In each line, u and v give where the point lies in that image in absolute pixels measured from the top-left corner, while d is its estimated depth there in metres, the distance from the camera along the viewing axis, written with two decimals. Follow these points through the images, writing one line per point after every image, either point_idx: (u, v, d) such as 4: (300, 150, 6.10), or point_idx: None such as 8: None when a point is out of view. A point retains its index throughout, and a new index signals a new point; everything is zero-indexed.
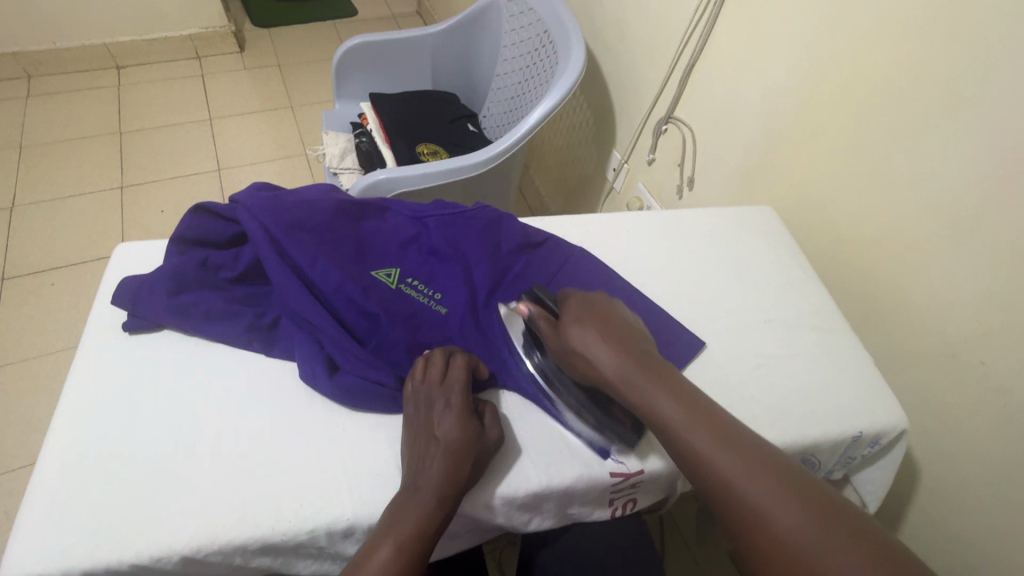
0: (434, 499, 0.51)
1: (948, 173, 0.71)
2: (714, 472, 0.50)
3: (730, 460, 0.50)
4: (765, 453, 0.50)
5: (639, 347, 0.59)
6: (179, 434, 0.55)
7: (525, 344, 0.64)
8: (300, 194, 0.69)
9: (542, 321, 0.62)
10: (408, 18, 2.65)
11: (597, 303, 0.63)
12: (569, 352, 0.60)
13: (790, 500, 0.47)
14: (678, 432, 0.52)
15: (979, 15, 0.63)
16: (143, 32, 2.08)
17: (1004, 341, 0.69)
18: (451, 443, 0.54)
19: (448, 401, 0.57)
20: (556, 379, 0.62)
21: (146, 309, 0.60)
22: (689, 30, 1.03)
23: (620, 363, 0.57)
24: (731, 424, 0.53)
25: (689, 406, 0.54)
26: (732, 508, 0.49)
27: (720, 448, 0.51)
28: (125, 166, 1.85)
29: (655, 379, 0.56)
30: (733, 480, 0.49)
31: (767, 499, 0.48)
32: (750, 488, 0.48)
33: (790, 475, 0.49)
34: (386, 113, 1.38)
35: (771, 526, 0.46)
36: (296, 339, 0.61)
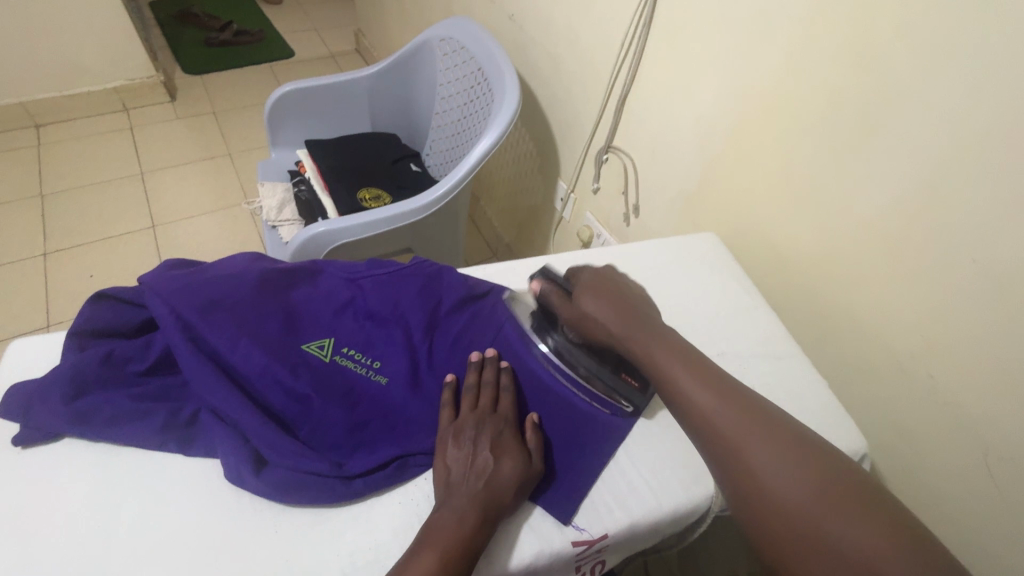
0: (480, 520, 0.51)
1: (876, 193, 0.72)
2: (732, 445, 0.52)
3: (748, 435, 0.52)
4: (748, 399, 0.55)
5: (646, 314, 0.65)
6: (82, 563, 0.48)
7: (536, 325, 0.67)
8: (218, 267, 0.65)
9: (553, 295, 0.67)
10: (347, 56, 2.63)
11: (602, 274, 0.69)
12: (580, 317, 0.64)
13: (803, 471, 0.49)
14: (693, 401, 0.56)
15: (884, 44, 0.66)
16: (63, 88, 1.98)
17: (947, 355, 0.70)
18: (503, 470, 0.55)
19: (499, 427, 0.58)
20: (568, 352, 0.65)
21: (39, 419, 0.53)
22: (618, 64, 1.05)
23: (625, 321, 0.63)
24: (744, 390, 0.56)
25: (706, 379, 0.57)
26: (741, 479, 0.51)
27: (738, 422, 0.53)
28: (48, 231, 1.73)
29: (669, 350, 0.60)
30: (748, 451, 0.51)
31: (741, 433, 0.52)
32: (768, 464, 0.50)
33: (808, 450, 0.51)
34: (323, 160, 1.34)
35: (744, 454, 0.51)
36: (217, 434, 0.55)
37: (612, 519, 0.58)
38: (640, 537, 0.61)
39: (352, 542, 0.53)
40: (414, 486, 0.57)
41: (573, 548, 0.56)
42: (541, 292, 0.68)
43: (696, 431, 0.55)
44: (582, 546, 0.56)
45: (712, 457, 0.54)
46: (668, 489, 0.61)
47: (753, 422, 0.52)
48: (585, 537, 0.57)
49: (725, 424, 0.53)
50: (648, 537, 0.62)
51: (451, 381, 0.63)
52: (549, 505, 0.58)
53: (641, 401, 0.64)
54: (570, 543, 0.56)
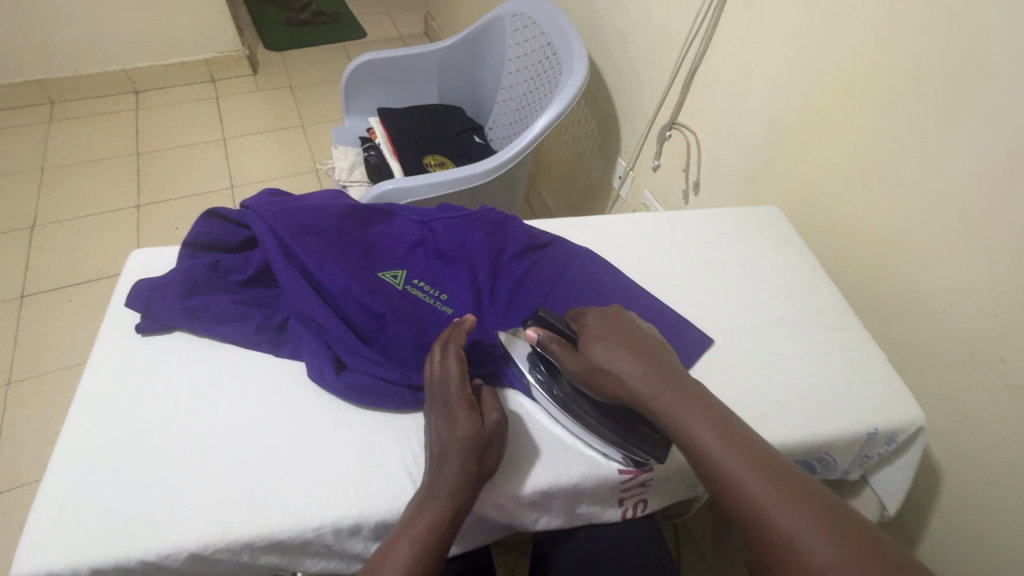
0: (454, 497, 0.51)
1: (955, 169, 0.71)
2: (774, 527, 0.45)
3: (785, 508, 0.45)
4: (799, 481, 0.47)
5: (665, 362, 0.57)
6: (188, 434, 0.56)
7: (533, 366, 0.62)
8: (308, 199, 0.71)
9: (554, 344, 0.59)
10: (415, 38, 2.72)
11: (614, 321, 0.60)
12: (592, 372, 0.56)
13: (866, 561, 0.41)
14: (739, 486, 0.47)
15: (978, 14, 0.64)
16: (161, 58, 2.15)
17: (1020, 337, 0.68)
18: (460, 439, 0.53)
19: (446, 398, 0.56)
20: (573, 401, 0.59)
21: (158, 311, 0.61)
22: (690, 39, 1.05)
23: (654, 381, 0.54)
24: (799, 475, 0.48)
25: (740, 445, 0.49)
26: (789, 570, 0.43)
27: (776, 494, 0.46)
28: (142, 186, 1.90)
29: (705, 419, 0.51)
30: (790, 531, 0.44)
31: (803, 534, 0.44)
32: (819, 549, 0.42)
33: (862, 530, 0.43)
34: (394, 127, 1.41)
35: (812, 565, 0.42)
36: (303, 339, 0.62)
37: None
38: (681, 476, 0.63)
39: (415, 446, 0.58)
40: None
41: (620, 476, 0.60)
42: (540, 340, 0.60)
43: (729, 504, 0.48)
44: (627, 475, 0.60)
45: (747, 535, 0.47)
46: None
47: (791, 497, 0.46)
48: (631, 466, 0.60)
49: (763, 500, 0.46)
50: (692, 479, 0.65)
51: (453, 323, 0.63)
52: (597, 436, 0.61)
53: (660, 454, 0.57)
54: (617, 470, 0.60)
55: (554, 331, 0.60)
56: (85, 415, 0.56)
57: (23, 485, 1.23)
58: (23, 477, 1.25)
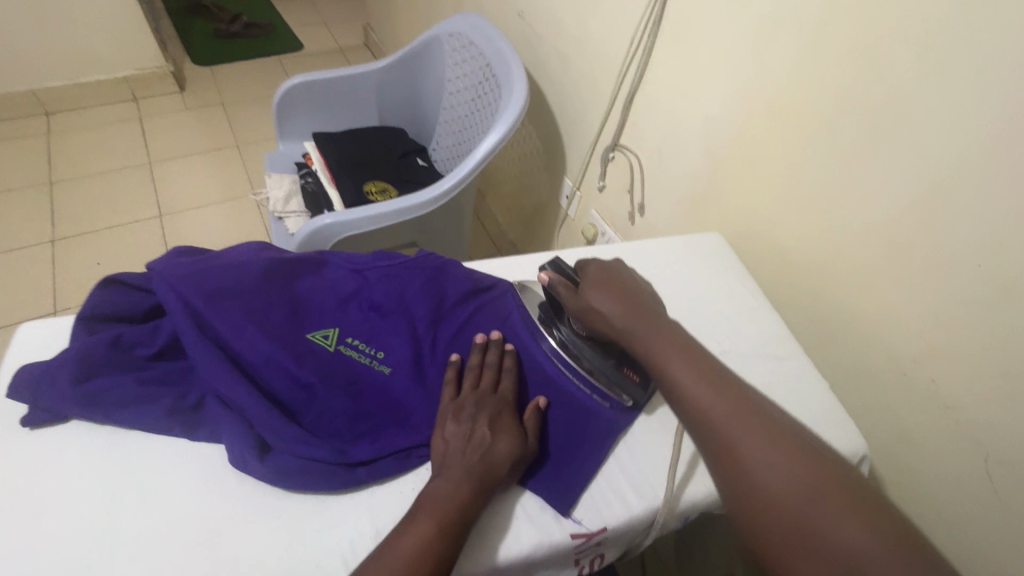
0: (471, 494, 0.52)
1: (881, 198, 0.72)
2: (718, 430, 0.52)
3: (729, 415, 0.52)
4: (737, 387, 0.55)
5: (651, 307, 0.64)
6: (85, 544, 0.49)
7: (546, 317, 0.68)
8: (225, 256, 0.65)
9: (561, 287, 0.66)
10: (355, 50, 2.63)
11: (613, 270, 0.68)
12: (588, 311, 0.64)
13: (775, 442, 0.50)
14: (688, 394, 0.55)
15: (895, 49, 0.65)
16: (74, 77, 1.99)
17: (949, 359, 0.70)
18: (493, 448, 0.55)
19: (497, 417, 0.58)
20: (574, 345, 0.66)
21: (47, 401, 0.54)
22: (626, 62, 1.05)
23: (633, 318, 0.62)
24: (739, 384, 0.56)
25: (702, 368, 0.57)
26: (727, 463, 0.51)
27: (723, 404, 0.53)
28: (57, 218, 1.74)
29: (669, 342, 0.59)
30: (731, 432, 0.52)
31: (733, 425, 0.52)
32: (749, 445, 0.50)
33: (789, 433, 0.51)
34: (331, 153, 1.35)
35: (736, 446, 0.51)
36: (221, 419, 0.56)
37: (610, 513, 0.59)
38: (637, 530, 0.61)
39: (352, 530, 0.53)
40: (416, 476, 0.58)
41: (572, 540, 0.57)
42: (550, 283, 0.67)
43: (681, 411, 0.56)
44: (580, 539, 0.57)
45: (697, 438, 0.54)
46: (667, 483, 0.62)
47: (736, 406, 0.53)
48: (583, 529, 0.58)
49: (710, 407, 0.53)
50: (647, 532, 0.63)
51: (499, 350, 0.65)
52: (553, 498, 0.58)
53: (640, 396, 0.65)
54: (569, 535, 0.57)
55: (564, 276, 0.68)
56: None
57: None
58: None
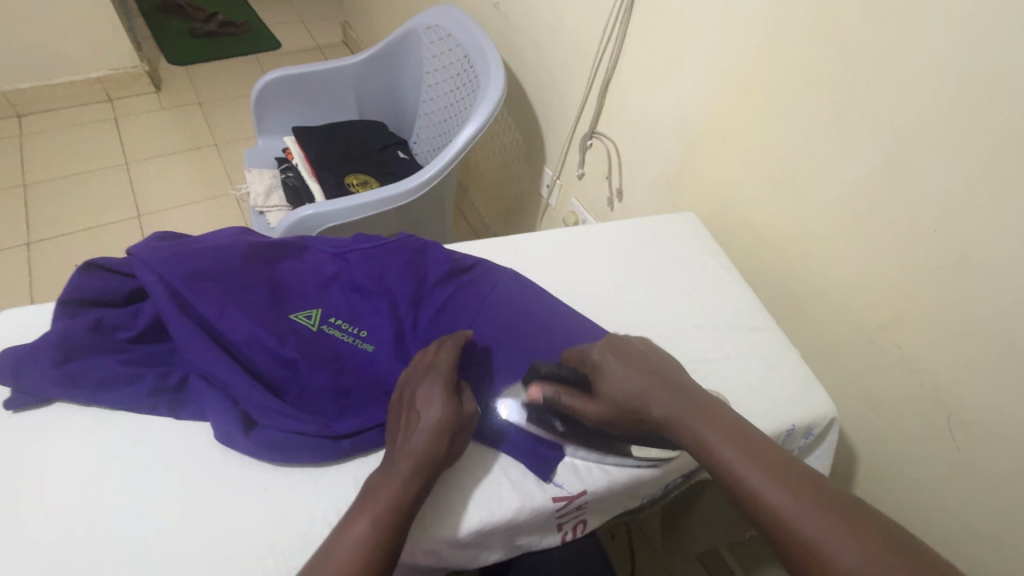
0: (420, 469, 0.52)
1: (844, 172, 0.75)
2: (799, 533, 0.46)
3: (807, 511, 0.46)
4: (823, 488, 0.48)
5: (680, 381, 0.60)
6: (72, 521, 0.50)
7: (543, 422, 0.62)
8: (206, 240, 0.66)
9: (562, 397, 0.61)
10: (334, 48, 2.62)
11: (621, 347, 0.62)
12: (609, 409, 0.59)
13: (882, 559, 0.42)
14: (759, 495, 0.49)
15: (853, 28, 0.68)
16: (45, 78, 1.95)
17: (912, 324, 0.73)
18: (433, 421, 0.54)
19: (432, 380, 0.57)
20: (586, 440, 0.61)
21: (29, 383, 0.54)
22: (601, 50, 1.07)
23: (675, 404, 0.57)
24: (827, 486, 0.49)
25: (770, 462, 0.51)
26: None
27: (798, 500, 0.47)
28: (32, 221, 1.71)
29: (726, 434, 0.53)
30: (818, 536, 0.45)
31: (824, 537, 0.45)
32: (836, 544, 0.44)
33: (902, 547, 0.43)
34: (311, 146, 1.35)
35: (833, 564, 0.43)
36: (205, 397, 0.57)
37: (591, 478, 0.61)
38: (618, 494, 0.63)
39: (338, 501, 0.54)
40: None
41: (554, 504, 0.59)
42: (544, 398, 0.61)
43: (755, 517, 0.49)
44: (562, 502, 0.59)
45: (772, 541, 0.48)
46: (645, 449, 0.64)
47: (816, 503, 0.47)
48: (565, 493, 0.60)
49: (787, 506, 0.47)
50: (626, 496, 0.65)
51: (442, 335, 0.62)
52: (532, 465, 0.60)
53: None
54: (551, 499, 0.59)
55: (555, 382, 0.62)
56: None
57: None
58: None
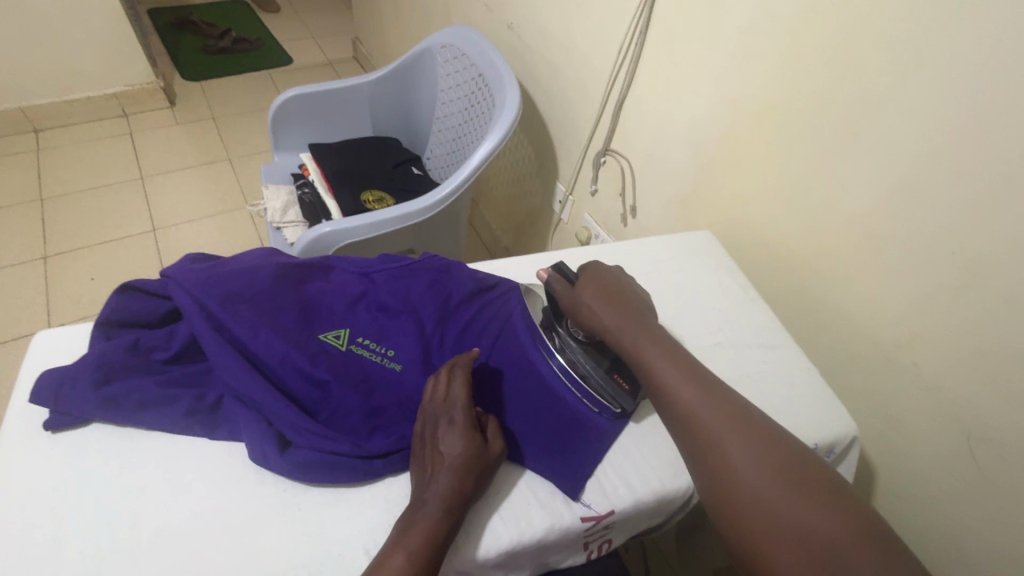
0: (450, 507, 0.53)
1: (860, 193, 0.76)
2: (698, 420, 0.56)
3: (704, 404, 0.57)
4: (720, 390, 0.59)
5: (645, 316, 0.67)
6: (111, 541, 0.50)
7: (546, 319, 0.69)
8: (236, 261, 0.67)
9: (560, 286, 0.70)
10: (344, 64, 2.66)
11: (610, 273, 0.70)
12: (582, 313, 0.66)
13: (750, 441, 0.54)
14: (673, 393, 0.59)
15: (867, 54, 0.70)
16: (63, 94, 1.99)
17: (930, 344, 0.73)
18: (458, 457, 0.55)
19: (452, 416, 0.58)
20: (570, 347, 0.66)
21: (69, 404, 0.55)
22: (615, 70, 1.09)
23: (625, 321, 0.65)
24: (725, 390, 0.59)
25: (685, 370, 0.60)
26: (704, 454, 0.55)
27: (722, 423, 0.55)
28: (49, 235, 1.73)
29: (656, 345, 0.62)
30: (710, 423, 0.56)
31: (714, 425, 0.55)
32: (722, 431, 0.55)
33: (767, 434, 0.55)
34: (327, 164, 1.37)
35: (718, 444, 0.54)
36: (240, 418, 0.58)
37: (618, 497, 0.62)
38: (644, 514, 0.64)
39: (370, 521, 0.55)
40: None
41: (583, 523, 0.60)
42: (549, 283, 0.70)
43: (667, 411, 0.59)
44: (590, 522, 0.60)
45: (675, 426, 0.58)
46: (671, 469, 0.64)
47: (723, 409, 0.56)
48: (593, 513, 0.60)
49: (713, 428, 0.55)
50: (652, 516, 0.66)
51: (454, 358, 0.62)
52: (560, 484, 0.61)
53: (628, 403, 0.65)
54: (579, 518, 0.60)
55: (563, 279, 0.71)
56: None
57: None
58: None
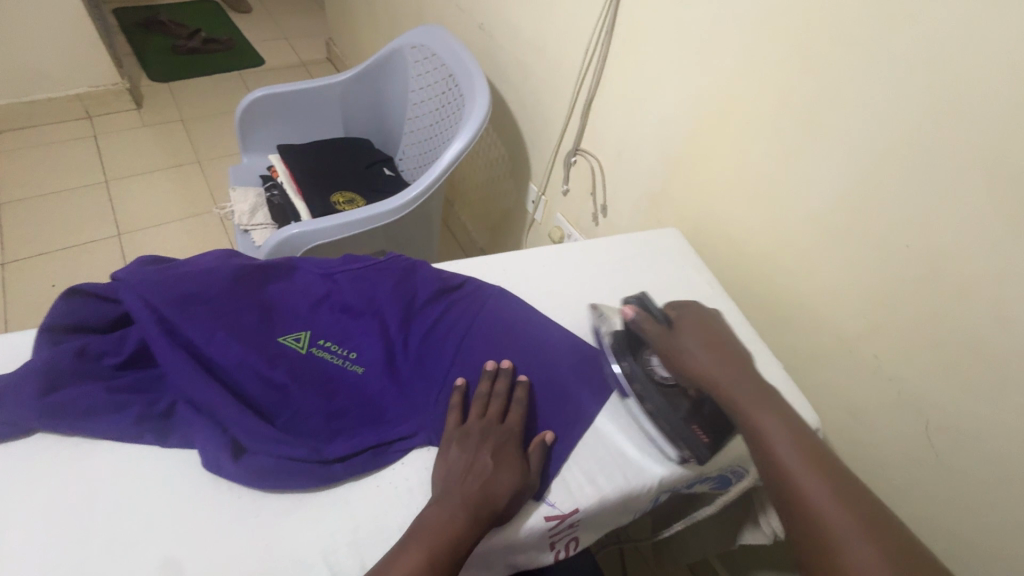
0: (482, 515, 0.53)
1: (819, 189, 0.78)
2: (819, 514, 0.51)
3: (828, 499, 0.52)
4: (850, 487, 0.53)
5: (750, 372, 0.63)
6: (54, 556, 0.48)
7: (617, 351, 0.67)
8: (193, 263, 0.65)
9: (646, 323, 0.67)
10: (318, 65, 2.62)
11: (708, 321, 0.68)
12: (674, 352, 0.64)
13: (882, 552, 0.48)
14: (787, 476, 0.54)
15: (823, 52, 0.71)
16: (22, 95, 1.92)
17: (888, 336, 0.75)
18: (503, 475, 0.56)
19: (506, 437, 0.60)
20: (642, 383, 0.64)
21: (10, 414, 0.53)
22: (584, 69, 1.09)
23: (729, 378, 0.62)
24: (860, 490, 0.53)
25: (806, 452, 0.56)
26: (822, 555, 0.50)
27: (844, 516, 0.51)
28: (7, 240, 1.67)
29: (775, 417, 0.58)
30: (835, 521, 0.50)
31: (840, 524, 0.50)
32: (847, 535, 0.49)
33: (903, 549, 0.49)
34: (296, 165, 1.34)
35: (839, 544, 0.49)
36: (193, 423, 0.56)
37: (582, 495, 0.61)
38: (610, 511, 0.64)
39: (329, 526, 0.54)
40: (393, 472, 0.59)
41: (547, 523, 0.59)
42: (632, 317, 0.68)
43: (782, 496, 0.54)
44: (554, 521, 0.59)
45: (786, 514, 0.54)
46: (636, 466, 0.64)
47: (851, 510, 0.51)
48: (557, 512, 0.60)
49: (828, 510, 0.51)
50: (619, 513, 0.65)
51: (491, 369, 0.65)
52: None
53: (704, 453, 0.62)
54: (543, 518, 0.59)
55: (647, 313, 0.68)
56: None
57: None
58: None
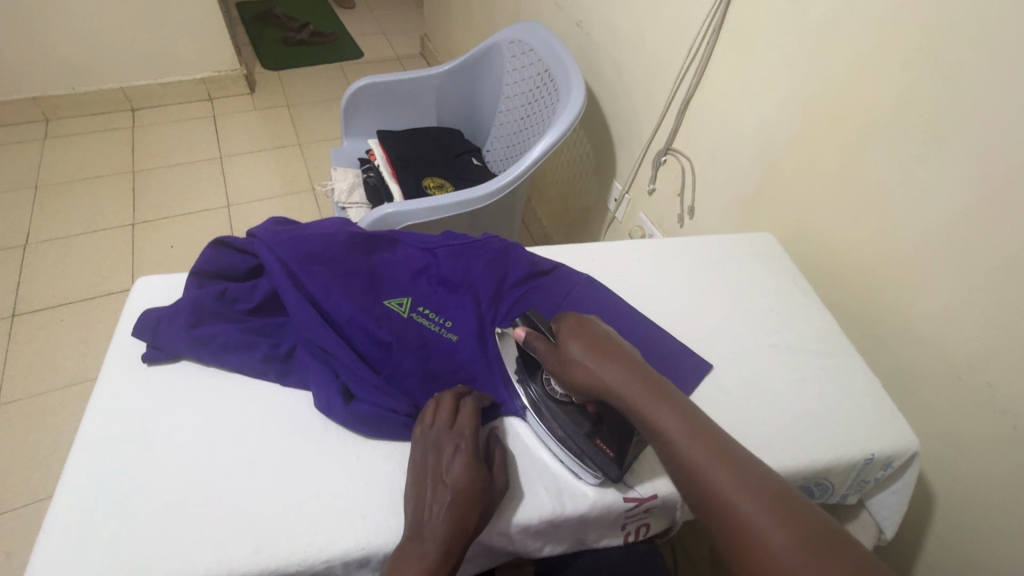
0: (453, 532, 0.52)
1: (939, 202, 0.73)
2: (710, 484, 0.49)
3: (716, 466, 0.50)
4: (737, 454, 0.51)
5: (637, 365, 0.59)
6: (195, 465, 0.56)
7: (520, 372, 0.64)
8: (314, 227, 0.72)
9: (536, 342, 0.63)
10: (411, 60, 2.74)
11: (591, 320, 0.64)
12: (567, 365, 0.60)
13: (773, 510, 0.47)
14: (680, 453, 0.51)
15: (958, 56, 0.67)
16: (158, 77, 2.16)
17: (1006, 365, 0.69)
18: (463, 486, 0.54)
19: (459, 443, 0.58)
20: (545, 407, 0.62)
21: (165, 341, 0.62)
22: (684, 69, 1.08)
23: (618, 379, 0.57)
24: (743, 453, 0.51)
25: (694, 425, 0.53)
26: (721, 523, 0.48)
27: (735, 484, 0.48)
28: (138, 204, 1.89)
29: (657, 396, 0.55)
30: (725, 489, 0.48)
31: (732, 492, 0.48)
32: (742, 504, 0.47)
33: (788, 504, 0.47)
34: (393, 149, 1.42)
35: (735, 509, 0.48)
36: (309, 368, 0.63)
37: (662, 482, 0.62)
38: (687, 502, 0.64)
39: None
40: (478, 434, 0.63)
41: (625, 503, 0.61)
42: (524, 339, 0.63)
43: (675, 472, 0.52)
44: (633, 503, 0.61)
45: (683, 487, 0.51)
46: None
47: (738, 475, 0.49)
48: (636, 495, 0.61)
49: (716, 479, 0.49)
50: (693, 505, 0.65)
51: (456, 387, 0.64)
52: None
53: (613, 471, 0.59)
54: (622, 498, 0.61)
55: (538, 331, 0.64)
56: (90, 443, 0.56)
57: (9, 509, 1.21)
58: (11, 502, 1.22)
